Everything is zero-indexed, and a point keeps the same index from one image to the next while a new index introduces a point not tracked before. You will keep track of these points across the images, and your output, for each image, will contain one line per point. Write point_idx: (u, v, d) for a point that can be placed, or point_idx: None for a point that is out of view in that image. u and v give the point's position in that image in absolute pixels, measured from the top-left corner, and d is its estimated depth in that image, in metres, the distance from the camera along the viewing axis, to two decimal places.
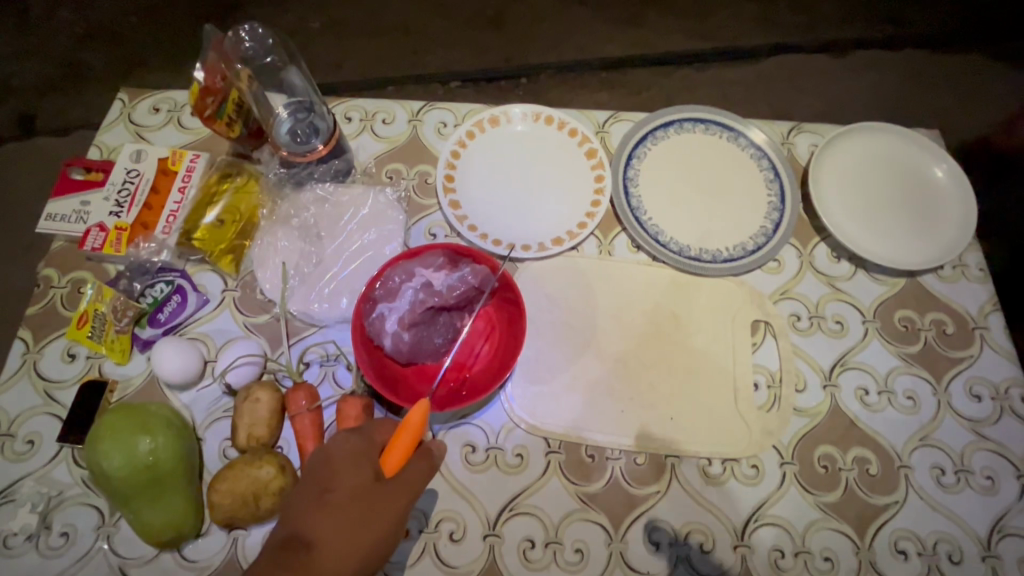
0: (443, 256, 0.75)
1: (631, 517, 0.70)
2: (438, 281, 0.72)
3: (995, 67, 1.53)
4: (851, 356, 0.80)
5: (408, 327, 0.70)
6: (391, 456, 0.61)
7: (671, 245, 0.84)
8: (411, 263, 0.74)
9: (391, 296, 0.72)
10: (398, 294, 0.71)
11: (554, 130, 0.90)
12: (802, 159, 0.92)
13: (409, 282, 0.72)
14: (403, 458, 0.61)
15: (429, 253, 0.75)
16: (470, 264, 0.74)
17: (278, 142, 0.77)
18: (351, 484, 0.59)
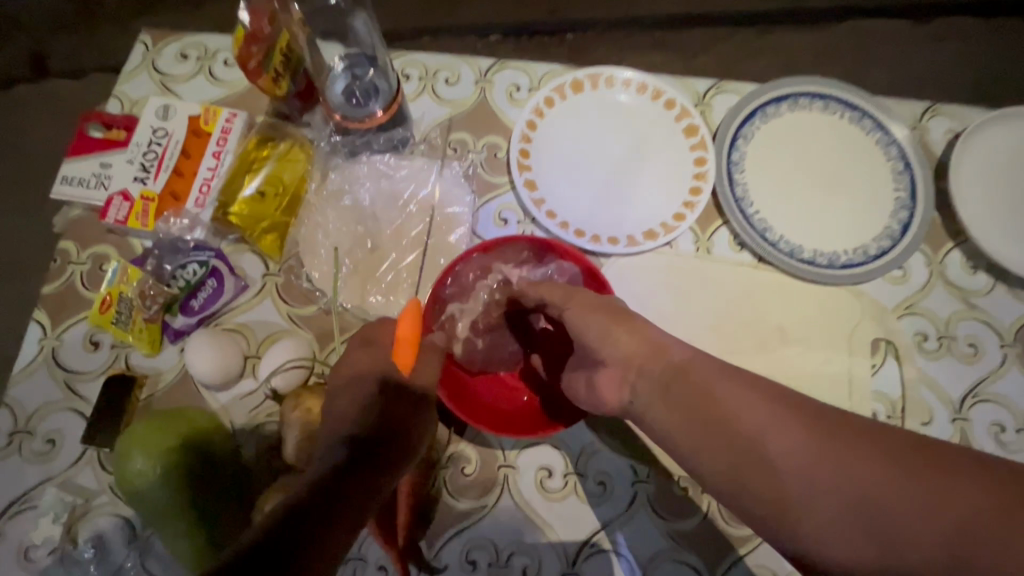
0: (527, 249, 0.64)
1: (730, 560, 0.61)
2: (518, 280, 0.63)
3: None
4: (985, 385, 0.69)
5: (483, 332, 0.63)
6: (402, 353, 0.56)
7: (781, 244, 0.72)
8: (488, 257, 0.64)
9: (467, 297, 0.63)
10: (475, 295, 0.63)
11: (647, 100, 0.76)
12: (936, 148, 0.78)
13: (484, 280, 0.63)
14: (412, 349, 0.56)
15: (511, 245, 0.64)
16: (557, 260, 0.63)
17: (331, 103, 0.65)
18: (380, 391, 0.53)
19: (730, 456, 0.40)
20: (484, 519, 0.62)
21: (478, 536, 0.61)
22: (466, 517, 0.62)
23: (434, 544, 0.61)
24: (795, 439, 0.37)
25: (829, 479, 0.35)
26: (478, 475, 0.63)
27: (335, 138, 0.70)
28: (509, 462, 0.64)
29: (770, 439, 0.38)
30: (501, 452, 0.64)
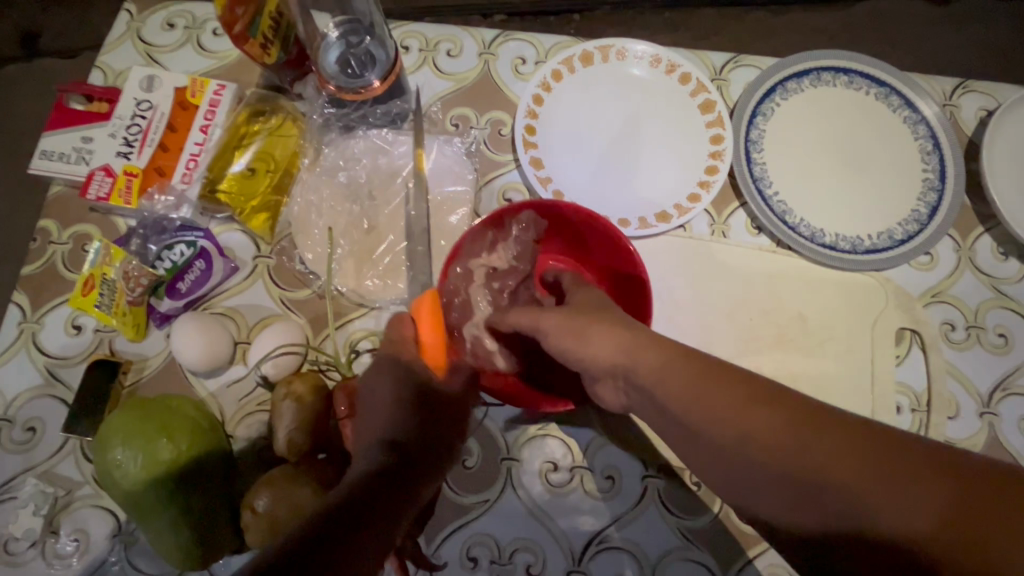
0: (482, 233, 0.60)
1: (744, 559, 0.58)
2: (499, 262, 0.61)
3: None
4: (1016, 377, 0.66)
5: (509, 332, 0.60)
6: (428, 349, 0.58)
7: (802, 228, 0.68)
8: (463, 263, 0.60)
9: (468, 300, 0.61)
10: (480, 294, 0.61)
11: (661, 74, 0.72)
12: (967, 126, 0.73)
13: (475, 287, 0.61)
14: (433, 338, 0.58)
15: (469, 242, 0.60)
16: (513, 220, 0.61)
17: (325, 73, 0.61)
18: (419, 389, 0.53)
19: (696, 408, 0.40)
20: (486, 514, 0.59)
21: (479, 532, 0.58)
22: (467, 512, 0.59)
23: (433, 540, 0.58)
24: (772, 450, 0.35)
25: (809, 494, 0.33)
26: (479, 468, 0.60)
27: (329, 110, 0.66)
28: (513, 455, 0.61)
29: (744, 446, 0.36)
30: (505, 445, 0.61)
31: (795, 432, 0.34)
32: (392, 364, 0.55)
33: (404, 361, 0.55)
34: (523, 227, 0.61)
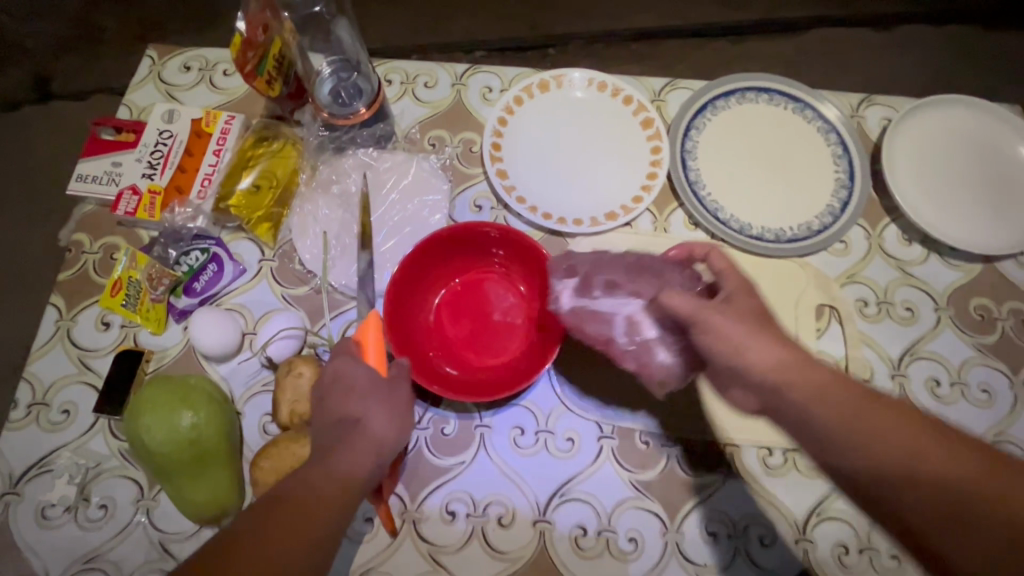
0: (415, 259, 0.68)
1: (688, 506, 0.67)
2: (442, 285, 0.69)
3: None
4: (921, 345, 0.76)
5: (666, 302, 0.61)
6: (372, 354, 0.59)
7: (732, 222, 0.80)
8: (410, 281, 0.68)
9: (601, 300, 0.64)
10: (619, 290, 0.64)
11: (607, 97, 0.84)
12: (872, 134, 0.85)
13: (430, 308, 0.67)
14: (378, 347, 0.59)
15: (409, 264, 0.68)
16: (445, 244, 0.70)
17: (320, 103, 0.73)
18: (354, 385, 0.56)
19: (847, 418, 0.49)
20: (463, 473, 0.68)
21: (457, 488, 0.67)
22: (445, 472, 0.68)
23: (417, 497, 0.67)
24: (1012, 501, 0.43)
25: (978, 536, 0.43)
26: (456, 435, 0.69)
27: (322, 134, 0.77)
28: (485, 422, 0.70)
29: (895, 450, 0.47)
30: (478, 414, 0.70)
31: (959, 451, 0.46)
32: (337, 361, 0.58)
33: (343, 367, 0.57)
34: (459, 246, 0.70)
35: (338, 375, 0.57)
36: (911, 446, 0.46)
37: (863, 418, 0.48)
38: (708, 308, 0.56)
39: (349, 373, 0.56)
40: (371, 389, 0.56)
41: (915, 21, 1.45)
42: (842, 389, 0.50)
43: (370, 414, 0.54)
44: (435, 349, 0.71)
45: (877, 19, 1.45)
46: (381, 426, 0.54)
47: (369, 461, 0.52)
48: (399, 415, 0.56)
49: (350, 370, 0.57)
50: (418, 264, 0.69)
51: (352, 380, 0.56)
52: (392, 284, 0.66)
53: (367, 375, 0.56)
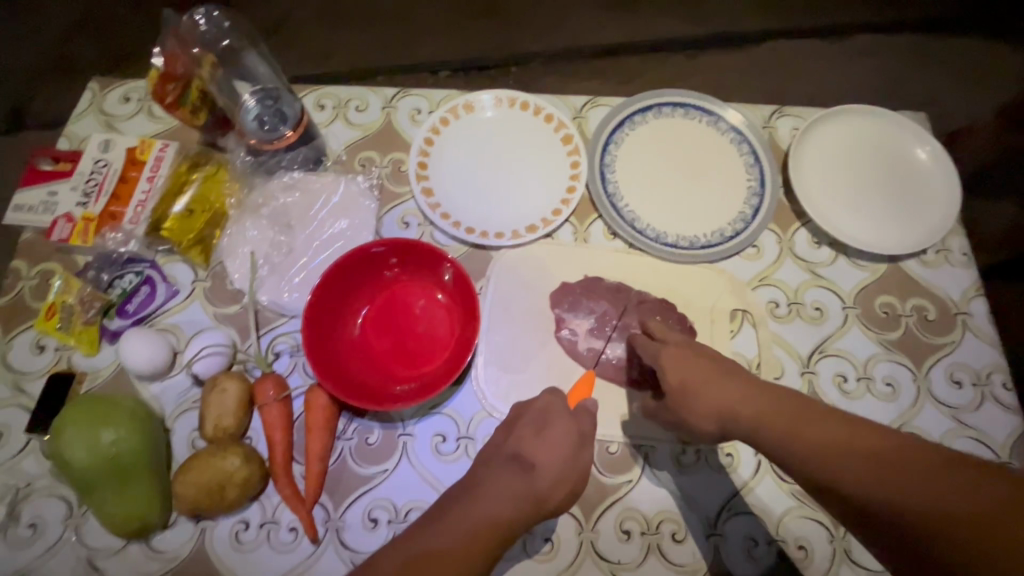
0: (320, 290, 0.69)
1: (603, 505, 0.70)
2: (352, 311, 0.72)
3: (1004, 62, 1.46)
4: (830, 342, 0.79)
5: (632, 322, 0.77)
6: (313, 437, 0.69)
7: (648, 231, 0.83)
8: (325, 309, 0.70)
9: (573, 318, 0.78)
10: (587, 309, 0.78)
11: (529, 115, 0.88)
12: (783, 143, 0.90)
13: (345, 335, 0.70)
14: (322, 421, 0.69)
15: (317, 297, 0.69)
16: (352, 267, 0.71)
17: (247, 130, 0.77)
18: (535, 427, 0.65)
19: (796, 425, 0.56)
20: (386, 480, 0.70)
21: (379, 496, 0.70)
22: (368, 482, 0.70)
23: (340, 506, 0.69)
24: (914, 470, 0.48)
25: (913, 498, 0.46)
26: (380, 444, 0.72)
27: (246, 157, 0.80)
28: (408, 431, 0.72)
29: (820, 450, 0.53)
30: (400, 423, 0.73)
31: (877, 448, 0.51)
32: (535, 405, 0.67)
33: (580, 413, 0.67)
34: (378, 262, 0.73)
35: (576, 427, 0.65)
36: (821, 436, 0.54)
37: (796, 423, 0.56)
38: (682, 365, 0.64)
39: (550, 417, 0.65)
40: (567, 440, 0.64)
41: (864, 31, 1.49)
42: (769, 403, 0.58)
43: (544, 459, 0.62)
44: (360, 365, 0.72)
45: (824, 31, 1.49)
46: (550, 475, 0.62)
47: (528, 496, 0.60)
48: (571, 470, 0.63)
49: (558, 419, 0.65)
50: (341, 283, 0.72)
51: (543, 420, 0.65)
52: (307, 304, 0.67)
53: (568, 425, 0.65)
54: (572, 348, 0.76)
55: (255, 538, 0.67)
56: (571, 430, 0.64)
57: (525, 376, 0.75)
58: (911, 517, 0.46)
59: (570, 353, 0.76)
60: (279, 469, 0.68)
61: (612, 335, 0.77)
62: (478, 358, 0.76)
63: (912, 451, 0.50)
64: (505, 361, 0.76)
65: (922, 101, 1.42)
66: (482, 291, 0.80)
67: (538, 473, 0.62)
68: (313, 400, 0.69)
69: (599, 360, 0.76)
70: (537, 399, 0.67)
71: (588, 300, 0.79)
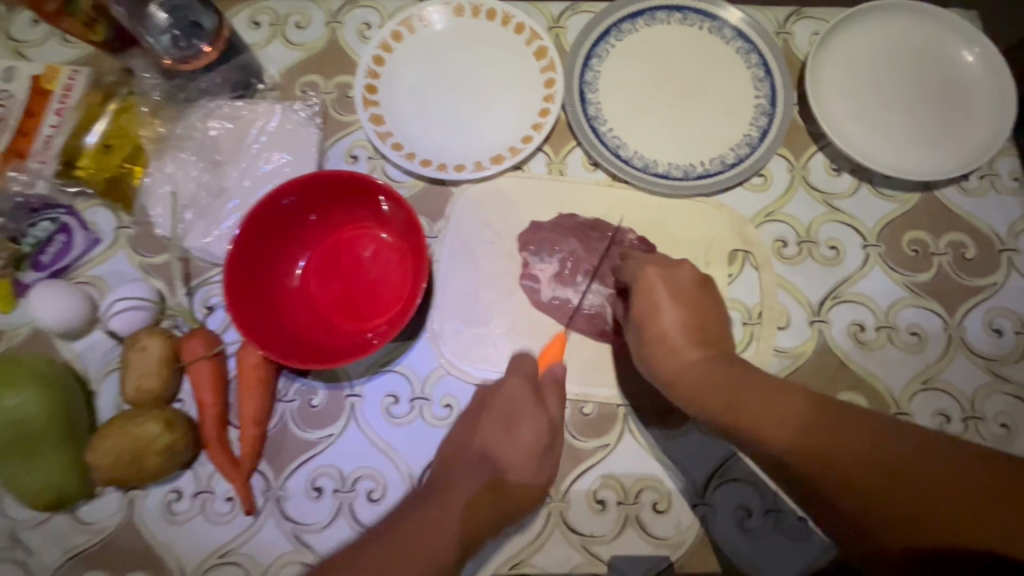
0: (246, 231, 0.60)
1: (575, 473, 0.62)
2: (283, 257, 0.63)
3: None
4: (846, 286, 0.68)
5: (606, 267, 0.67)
6: (246, 399, 0.61)
7: (635, 160, 0.71)
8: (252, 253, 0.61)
9: (538, 262, 0.68)
10: (554, 250, 0.68)
11: (497, 26, 0.75)
12: (800, 52, 0.75)
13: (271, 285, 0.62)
14: (256, 380, 0.61)
15: (242, 238, 0.60)
16: (286, 206, 0.62)
17: (156, 49, 0.65)
18: (505, 429, 0.59)
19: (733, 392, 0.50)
20: (331, 447, 0.63)
21: (324, 463, 0.62)
22: (312, 447, 0.63)
23: (281, 475, 0.62)
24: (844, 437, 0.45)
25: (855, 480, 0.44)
26: (325, 406, 0.64)
27: (157, 81, 0.69)
28: (356, 392, 0.64)
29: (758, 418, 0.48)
30: (347, 383, 0.64)
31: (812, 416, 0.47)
32: (502, 400, 0.60)
33: (546, 394, 0.60)
34: (315, 201, 0.63)
35: (549, 422, 0.59)
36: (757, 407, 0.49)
37: (737, 397, 0.50)
38: (659, 312, 0.54)
39: (516, 417, 0.59)
40: (538, 441, 0.58)
41: None
42: (705, 369, 0.52)
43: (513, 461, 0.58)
44: (299, 319, 0.64)
45: None
46: (522, 473, 0.57)
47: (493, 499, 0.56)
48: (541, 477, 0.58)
49: (529, 421, 0.59)
50: (274, 225, 0.62)
51: (512, 423, 0.59)
52: (231, 249, 0.58)
53: (537, 427, 0.59)
54: (534, 296, 0.67)
55: (189, 509, 0.61)
56: (542, 431, 0.59)
57: (487, 328, 0.66)
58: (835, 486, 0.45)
59: (533, 303, 0.67)
60: (211, 435, 0.61)
61: (578, 282, 0.67)
62: (435, 309, 0.66)
63: (853, 423, 0.46)
64: (465, 312, 0.66)
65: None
66: (440, 233, 0.70)
67: (502, 479, 0.57)
68: (245, 358, 0.61)
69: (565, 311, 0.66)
70: (503, 391, 0.61)
71: (556, 240, 0.69)
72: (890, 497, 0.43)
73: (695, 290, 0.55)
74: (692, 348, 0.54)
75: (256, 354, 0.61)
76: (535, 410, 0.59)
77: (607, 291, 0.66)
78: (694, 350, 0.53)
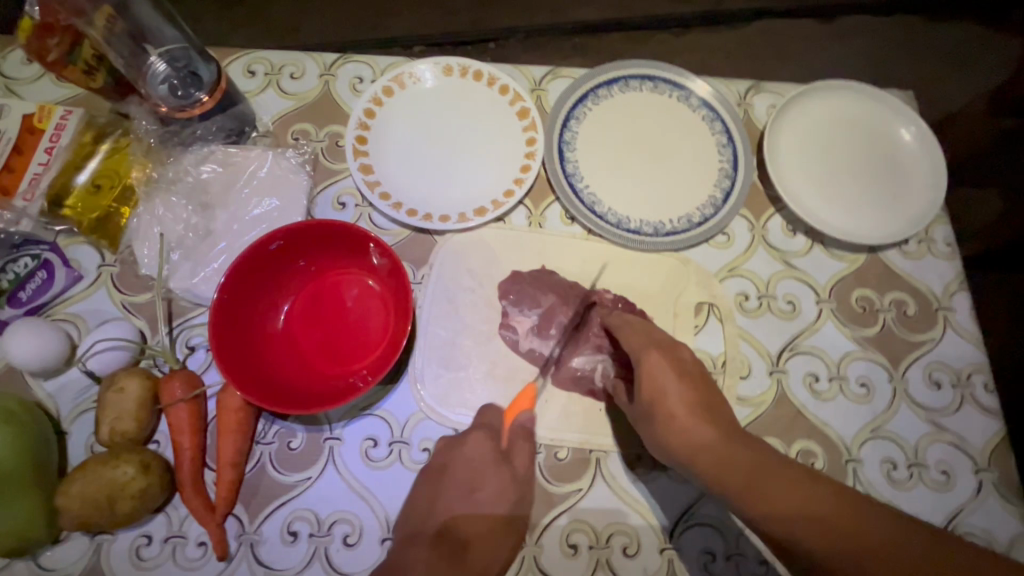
0: (238, 271, 0.62)
1: (548, 517, 0.64)
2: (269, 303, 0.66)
3: None
4: (800, 339, 0.73)
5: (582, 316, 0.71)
6: (223, 442, 0.61)
7: (609, 216, 0.75)
8: (241, 293, 0.63)
9: (517, 313, 0.71)
10: (533, 304, 0.71)
11: (482, 86, 0.80)
12: (759, 122, 0.82)
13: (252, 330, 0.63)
14: (234, 426, 0.61)
15: (234, 278, 0.61)
16: (283, 248, 0.64)
17: (155, 97, 0.68)
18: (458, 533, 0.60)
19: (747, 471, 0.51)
20: (308, 490, 0.63)
21: (299, 507, 0.63)
22: (289, 491, 0.63)
23: (255, 518, 0.62)
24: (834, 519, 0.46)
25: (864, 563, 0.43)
26: (304, 450, 0.65)
27: (153, 128, 0.71)
28: (335, 435, 0.65)
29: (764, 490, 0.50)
30: (327, 426, 0.65)
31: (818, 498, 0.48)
32: (447, 502, 0.62)
33: (511, 451, 0.64)
34: (305, 248, 0.66)
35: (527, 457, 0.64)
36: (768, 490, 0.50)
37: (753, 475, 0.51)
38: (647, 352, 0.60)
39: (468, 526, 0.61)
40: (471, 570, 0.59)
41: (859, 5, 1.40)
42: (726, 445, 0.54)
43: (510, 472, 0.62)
44: (284, 364, 0.65)
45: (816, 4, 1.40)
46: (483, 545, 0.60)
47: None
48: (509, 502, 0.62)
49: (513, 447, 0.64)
50: (267, 268, 0.64)
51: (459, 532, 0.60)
52: (218, 295, 0.60)
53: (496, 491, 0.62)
54: (514, 347, 0.69)
55: (159, 554, 0.60)
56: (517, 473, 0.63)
57: (466, 373, 0.68)
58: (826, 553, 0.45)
59: (513, 352, 0.69)
60: (186, 478, 0.61)
61: (553, 334, 0.70)
62: (416, 354, 0.69)
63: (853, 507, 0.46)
64: (445, 357, 0.69)
65: (989, 59, 1.18)
66: (423, 279, 0.72)
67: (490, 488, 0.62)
68: (223, 404, 0.62)
69: (543, 362, 0.69)
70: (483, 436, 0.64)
71: (536, 289, 0.72)
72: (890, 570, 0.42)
73: (693, 371, 0.59)
74: (690, 407, 0.57)
75: (235, 398, 0.62)
76: (490, 511, 0.62)
77: (601, 350, 0.69)
78: (707, 428, 0.55)
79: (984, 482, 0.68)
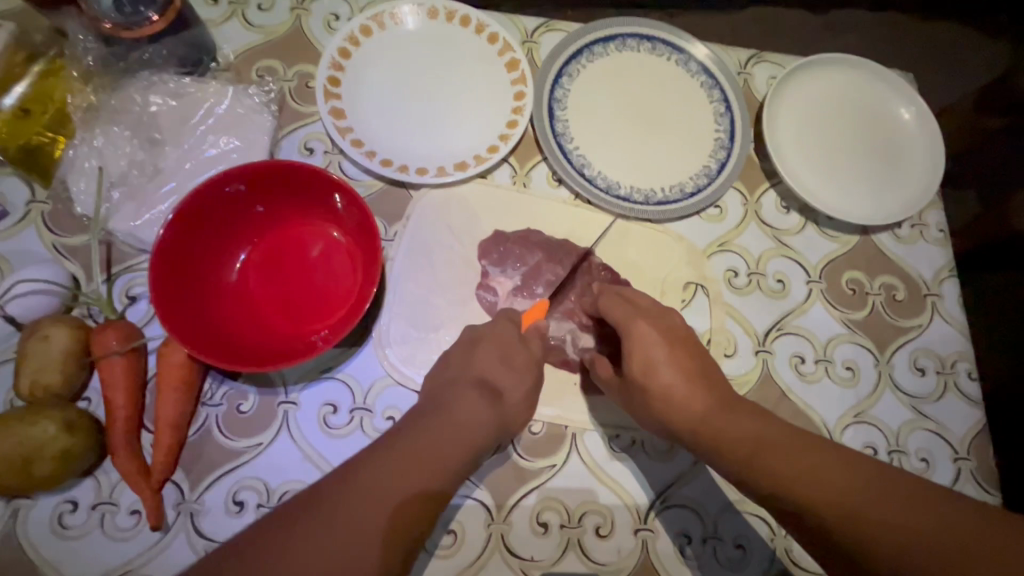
0: (184, 210, 0.55)
1: (519, 494, 0.60)
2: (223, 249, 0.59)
3: None
4: (789, 319, 0.70)
5: (563, 282, 0.67)
6: (163, 401, 0.55)
7: (598, 180, 0.71)
8: (188, 235, 0.56)
9: (497, 274, 0.66)
10: (517, 266, 0.67)
11: (470, 33, 0.74)
12: (758, 93, 0.79)
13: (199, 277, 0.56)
14: (177, 384, 0.55)
15: (180, 217, 0.54)
16: (238, 187, 0.57)
17: (98, 13, 0.59)
18: None
19: (730, 431, 0.51)
20: (257, 457, 0.58)
21: (247, 475, 0.57)
22: (236, 457, 0.58)
23: (197, 486, 0.57)
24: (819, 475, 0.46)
25: (843, 520, 0.43)
26: (255, 413, 0.59)
27: (93, 46, 0.64)
28: (291, 399, 0.60)
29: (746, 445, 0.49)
30: (282, 389, 0.60)
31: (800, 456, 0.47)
32: (444, 432, 0.52)
33: (502, 393, 0.54)
34: (265, 191, 0.59)
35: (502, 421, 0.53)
36: (744, 437, 0.50)
37: (735, 435, 0.50)
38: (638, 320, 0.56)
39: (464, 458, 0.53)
40: (487, 474, 0.54)
41: None
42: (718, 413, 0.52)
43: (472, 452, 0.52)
44: (237, 319, 0.59)
45: None
46: (479, 474, 0.53)
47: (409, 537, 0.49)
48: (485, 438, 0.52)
49: (481, 426, 0.52)
50: (222, 210, 0.58)
51: None
52: (161, 234, 0.53)
53: (490, 428, 0.54)
54: (491, 311, 0.65)
55: (85, 523, 0.54)
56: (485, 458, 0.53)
57: (437, 335, 0.63)
58: (814, 505, 0.45)
59: (488, 314, 0.65)
60: (118, 440, 0.55)
61: (538, 292, 0.66)
62: (383, 314, 0.63)
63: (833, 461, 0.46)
64: (417, 319, 0.64)
65: None
66: (395, 237, 0.67)
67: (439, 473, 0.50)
68: (166, 358, 0.55)
69: None
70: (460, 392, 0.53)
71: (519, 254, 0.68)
72: (875, 520, 0.43)
73: (682, 334, 0.56)
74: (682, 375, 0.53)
75: (178, 352, 0.55)
76: (482, 441, 0.53)
77: (575, 324, 0.65)
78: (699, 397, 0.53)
79: (962, 470, 0.67)
